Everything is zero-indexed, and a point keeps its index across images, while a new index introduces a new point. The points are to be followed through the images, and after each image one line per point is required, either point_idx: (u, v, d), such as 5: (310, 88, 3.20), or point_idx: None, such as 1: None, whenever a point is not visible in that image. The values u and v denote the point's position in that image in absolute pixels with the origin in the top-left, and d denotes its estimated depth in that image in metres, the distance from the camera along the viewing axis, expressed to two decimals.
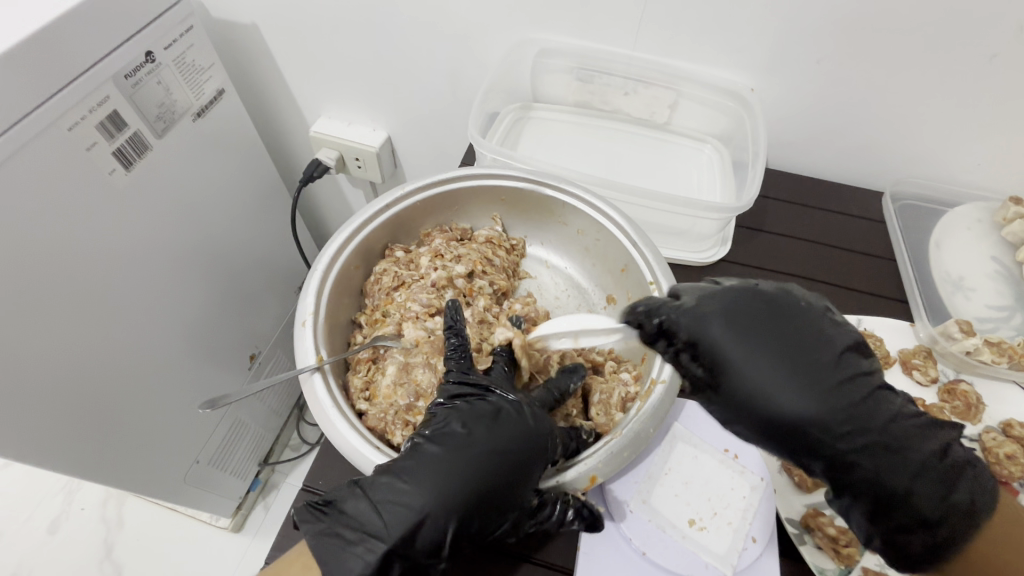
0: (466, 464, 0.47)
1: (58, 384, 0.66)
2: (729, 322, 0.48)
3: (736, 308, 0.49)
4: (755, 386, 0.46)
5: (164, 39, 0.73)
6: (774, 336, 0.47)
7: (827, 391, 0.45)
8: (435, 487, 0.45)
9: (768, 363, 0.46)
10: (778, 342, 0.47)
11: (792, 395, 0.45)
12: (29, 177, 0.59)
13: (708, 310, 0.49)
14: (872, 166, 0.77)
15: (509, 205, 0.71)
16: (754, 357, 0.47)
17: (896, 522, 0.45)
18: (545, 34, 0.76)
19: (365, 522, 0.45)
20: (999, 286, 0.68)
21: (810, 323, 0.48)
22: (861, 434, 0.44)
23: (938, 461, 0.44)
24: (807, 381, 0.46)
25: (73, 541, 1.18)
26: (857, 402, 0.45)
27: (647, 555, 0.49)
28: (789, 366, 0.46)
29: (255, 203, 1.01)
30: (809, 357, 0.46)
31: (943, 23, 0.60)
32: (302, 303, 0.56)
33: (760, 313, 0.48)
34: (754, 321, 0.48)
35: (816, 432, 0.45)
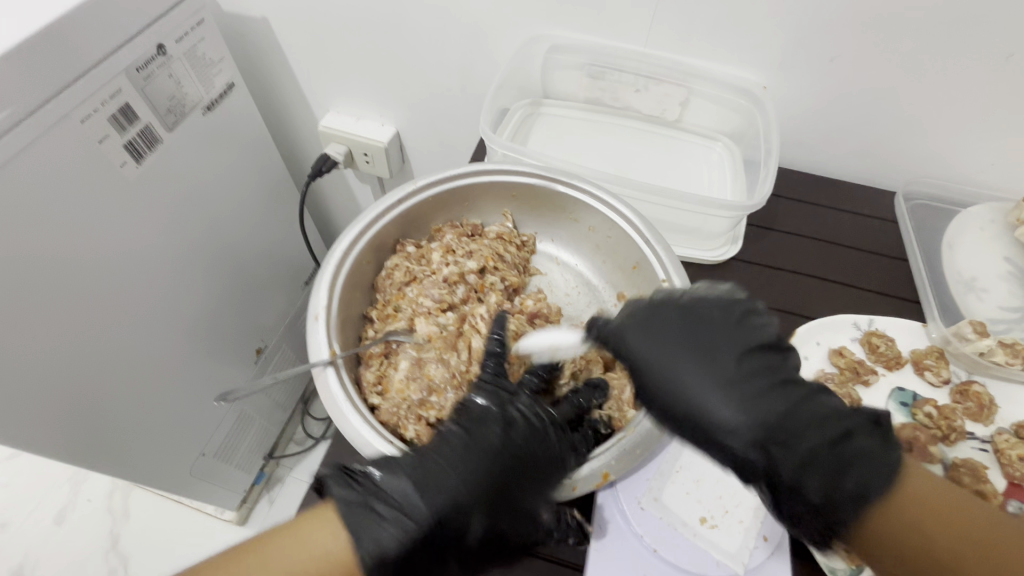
0: (502, 469, 0.48)
1: (68, 375, 0.66)
2: (642, 328, 0.50)
3: (642, 317, 0.50)
4: (658, 379, 0.48)
5: (175, 32, 0.73)
6: (674, 335, 0.49)
7: (725, 378, 0.46)
8: (473, 481, 0.46)
9: (659, 356, 0.48)
10: (682, 337, 0.48)
11: (686, 386, 0.47)
12: (41, 170, 0.60)
13: (643, 312, 0.51)
14: (884, 165, 0.77)
15: (520, 201, 0.71)
16: (649, 348, 0.49)
17: (794, 513, 0.43)
18: (557, 30, 0.76)
19: (404, 502, 0.44)
20: (1011, 287, 0.68)
21: (731, 320, 0.49)
22: (755, 434, 0.44)
23: (832, 448, 0.42)
24: (711, 373, 0.46)
25: (78, 532, 1.18)
26: (757, 394, 0.45)
27: (658, 551, 0.49)
28: (702, 364, 0.47)
29: (262, 197, 1.01)
30: (710, 349, 0.47)
31: (959, 22, 0.60)
32: (315, 297, 0.56)
33: (671, 313, 0.50)
34: (648, 318, 0.50)
35: (711, 431, 0.45)
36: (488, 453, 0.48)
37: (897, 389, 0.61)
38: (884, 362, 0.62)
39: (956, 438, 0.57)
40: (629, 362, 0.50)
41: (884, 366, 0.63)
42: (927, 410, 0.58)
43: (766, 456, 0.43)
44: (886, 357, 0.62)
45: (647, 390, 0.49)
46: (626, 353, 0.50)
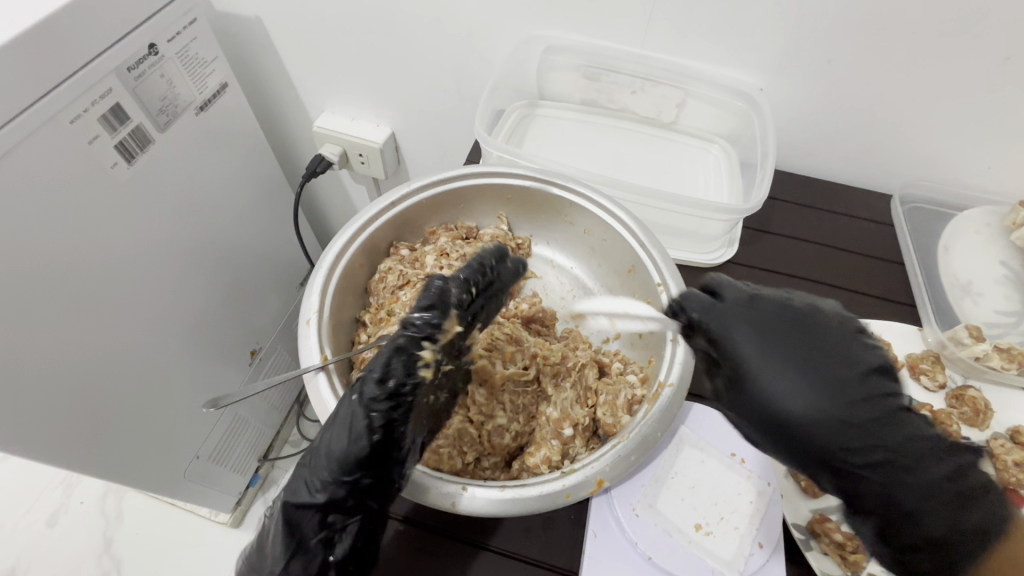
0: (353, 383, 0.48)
1: (60, 378, 0.66)
2: (749, 322, 0.49)
3: (745, 307, 0.50)
4: (755, 368, 0.48)
5: (167, 31, 0.72)
6: (778, 333, 0.49)
7: (822, 385, 0.46)
8: (348, 414, 0.46)
9: (757, 345, 0.48)
10: (790, 349, 0.48)
11: (783, 385, 0.46)
12: (31, 172, 0.59)
13: (734, 301, 0.51)
14: (880, 168, 0.77)
15: (515, 203, 0.71)
16: (748, 337, 0.49)
17: (902, 541, 0.44)
18: (552, 31, 0.76)
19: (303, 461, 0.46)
20: (1008, 291, 0.67)
21: (838, 335, 0.48)
22: (850, 438, 0.45)
23: (952, 488, 0.43)
24: (805, 370, 0.47)
25: (71, 536, 1.18)
26: (845, 397, 0.46)
27: (653, 559, 0.49)
28: (806, 367, 0.47)
29: (257, 199, 1.00)
30: (793, 336, 0.48)
31: (955, 26, 0.60)
32: (307, 301, 0.55)
33: (775, 316, 0.49)
34: (745, 305, 0.50)
35: (813, 432, 0.45)
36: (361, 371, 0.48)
37: None
38: None
39: (950, 442, 0.58)
40: (741, 377, 0.48)
41: None
42: (922, 415, 0.59)
43: (883, 483, 0.44)
44: None
45: (745, 383, 0.48)
46: (722, 346, 0.50)
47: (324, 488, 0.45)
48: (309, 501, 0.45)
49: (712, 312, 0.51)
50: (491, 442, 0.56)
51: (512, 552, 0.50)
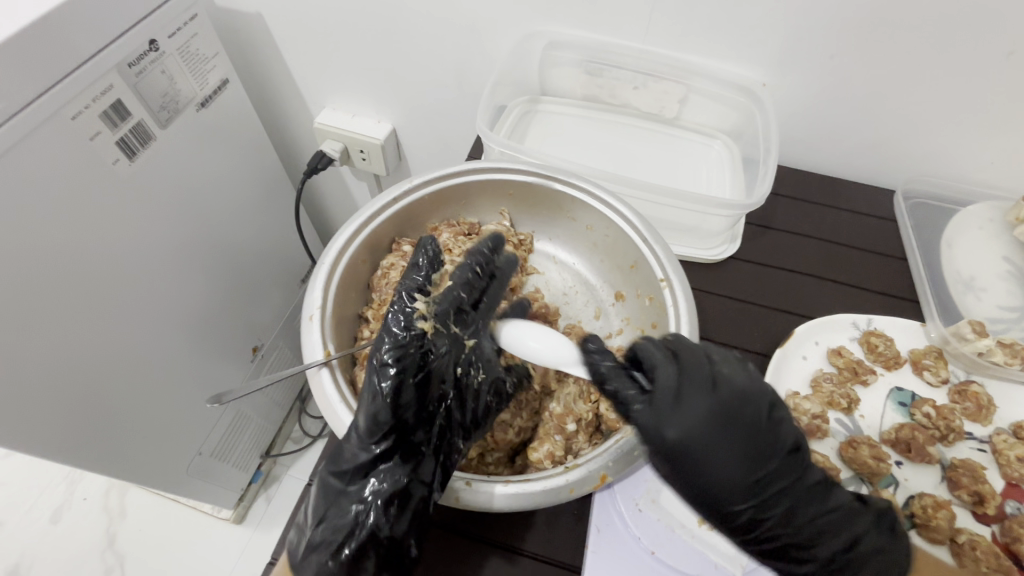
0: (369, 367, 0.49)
1: (63, 374, 0.66)
2: (705, 416, 0.41)
3: (687, 395, 0.42)
4: (688, 454, 0.41)
5: (167, 27, 0.72)
6: (727, 436, 0.42)
7: (752, 470, 0.42)
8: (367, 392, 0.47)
9: (685, 438, 0.41)
10: (734, 439, 0.42)
11: (721, 476, 0.42)
12: (32, 169, 0.59)
13: (691, 378, 0.43)
14: (882, 163, 0.77)
15: (517, 199, 0.71)
16: (685, 429, 0.41)
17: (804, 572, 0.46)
18: (554, 26, 0.75)
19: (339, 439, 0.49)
20: (1011, 286, 0.67)
21: (758, 420, 0.43)
22: (759, 501, 0.43)
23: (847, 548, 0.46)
24: (739, 456, 0.42)
25: (74, 532, 1.18)
26: (761, 471, 0.43)
27: (656, 554, 0.49)
28: (743, 450, 0.42)
29: (259, 196, 1.00)
30: (733, 422, 0.42)
31: (959, 20, 0.59)
32: (310, 297, 0.55)
33: (729, 401, 0.42)
34: (699, 391, 0.42)
35: (729, 499, 0.43)
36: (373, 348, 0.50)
37: (896, 389, 0.61)
38: (882, 361, 0.62)
39: (954, 438, 0.57)
40: (685, 465, 0.42)
41: (883, 366, 0.62)
42: (926, 410, 0.58)
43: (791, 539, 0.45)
44: (885, 356, 0.62)
45: (681, 468, 0.42)
46: (657, 434, 0.42)
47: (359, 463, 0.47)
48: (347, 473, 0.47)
49: (652, 395, 0.43)
50: (495, 437, 0.56)
51: (517, 547, 0.50)
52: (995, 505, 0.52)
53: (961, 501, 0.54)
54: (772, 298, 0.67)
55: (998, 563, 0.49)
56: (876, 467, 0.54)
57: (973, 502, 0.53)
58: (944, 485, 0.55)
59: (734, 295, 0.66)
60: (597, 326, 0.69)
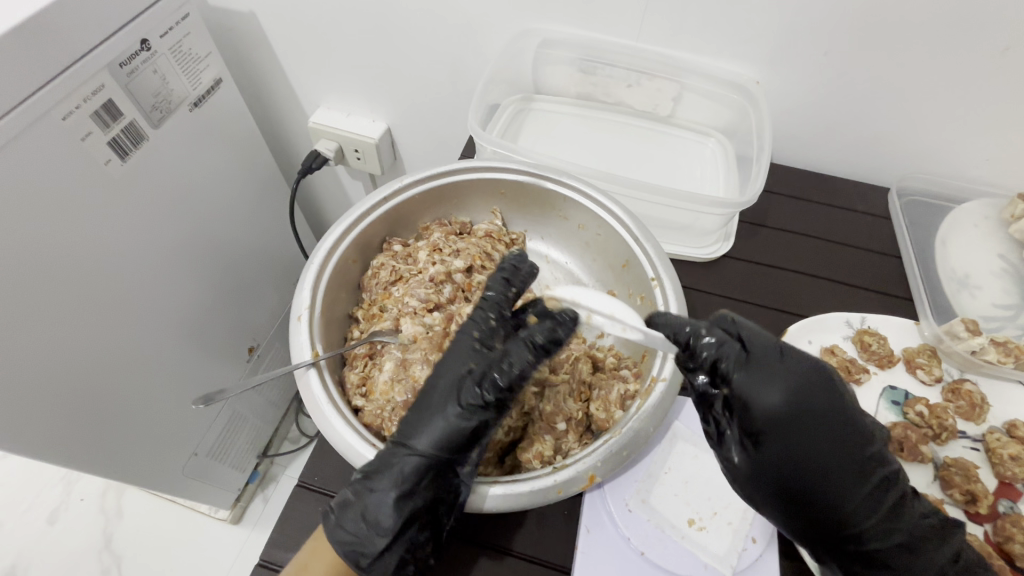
0: (440, 378, 0.51)
1: (57, 374, 0.66)
2: (767, 372, 0.47)
3: (764, 363, 0.48)
4: (775, 417, 0.47)
5: (160, 27, 0.72)
6: (795, 385, 0.47)
7: (822, 428, 0.46)
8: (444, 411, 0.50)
9: (784, 402, 0.47)
10: (802, 397, 0.47)
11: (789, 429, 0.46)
12: (24, 169, 0.59)
13: (763, 349, 0.49)
14: (876, 160, 0.76)
15: (509, 198, 0.70)
16: (765, 385, 0.47)
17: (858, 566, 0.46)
18: (547, 24, 0.75)
19: (401, 442, 0.49)
20: (1005, 284, 0.67)
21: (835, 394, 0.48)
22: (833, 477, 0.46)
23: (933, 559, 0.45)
24: (803, 417, 0.47)
25: (72, 531, 1.18)
26: (829, 441, 0.46)
27: (645, 555, 0.49)
28: (803, 408, 0.47)
29: (253, 195, 1.00)
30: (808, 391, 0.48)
31: (952, 17, 0.59)
32: (298, 297, 0.55)
33: (781, 359, 0.49)
34: (774, 355, 0.48)
35: (809, 470, 0.46)
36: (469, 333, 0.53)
37: (889, 387, 0.61)
38: (875, 360, 0.61)
39: (947, 437, 0.56)
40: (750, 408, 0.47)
41: (876, 365, 0.62)
42: (919, 409, 0.58)
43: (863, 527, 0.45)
44: (878, 355, 0.61)
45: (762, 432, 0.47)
46: (748, 400, 0.47)
47: (417, 467, 0.47)
48: (406, 480, 0.47)
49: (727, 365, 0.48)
50: None
51: (509, 548, 0.50)
52: (987, 505, 0.52)
53: (953, 501, 0.54)
54: (765, 297, 0.66)
55: (989, 562, 0.48)
56: None
57: (966, 502, 0.53)
58: (936, 484, 0.55)
59: (726, 294, 0.66)
60: None
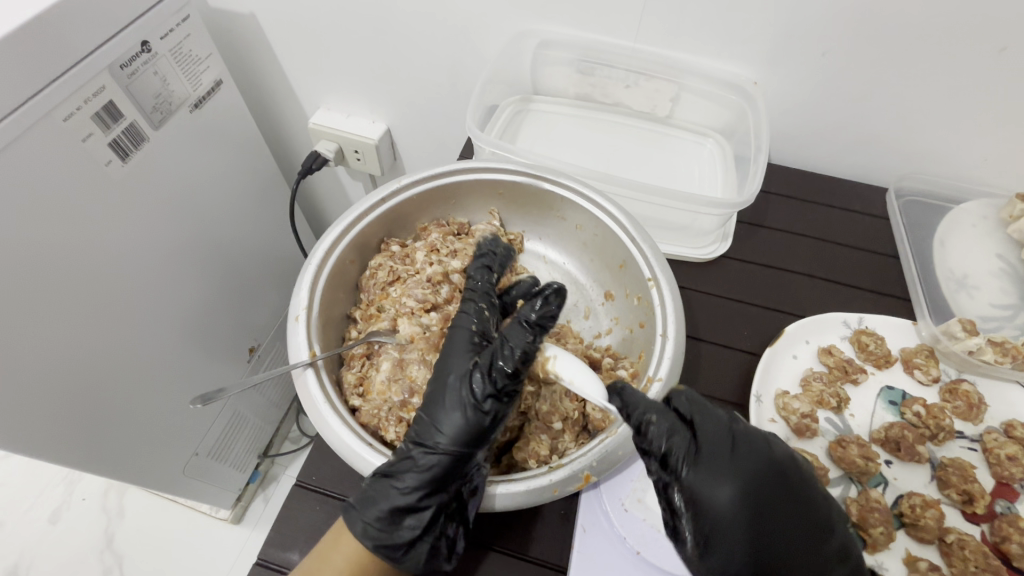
0: (439, 381, 0.51)
1: (59, 374, 0.66)
2: (723, 470, 0.44)
3: (716, 455, 0.44)
4: (727, 519, 0.43)
5: (160, 29, 0.72)
6: (751, 482, 0.44)
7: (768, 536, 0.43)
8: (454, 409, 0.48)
9: (735, 502, 0.43)
10: (755, 494, 0.44)
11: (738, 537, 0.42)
12: (25, 170, 0.59)
13: (714, 437, 0.45)
14: (875, 161, 0.76)
15: (507, 199, 0.71)
16: (716, 480, 0.43)
17: None
18: (545, 25, 0.75)
19: (416, 442, 0.48)
20: (1004, 284, 0.67)
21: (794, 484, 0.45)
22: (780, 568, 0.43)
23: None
24: (753, 520, 0.43)
25: (73, 531, 1.19)
26: (782, 549, 0.43)
27: (641, 554, 0.49)
28: (756, 509, 0.43)
29: (254, 196, 1.01)
30: (762, 481, 0.44)
31: (949, 17, 0.59)
32: (296, 297, 0.55)
33: (740, 451, 0.45)
34: (727, 447, 0.45)
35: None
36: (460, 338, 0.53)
37: (886, 388, 0.61)
38: (873, 360, 0.61)
39: (945, 437, 0.56)
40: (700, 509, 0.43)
41: (873, 365, 0.62)
42: (916, 410, 0.58)
43: None
44: (875, 355, 0.61)
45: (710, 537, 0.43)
46: (697, 498, 0.43)
47: (436, 467, 0.47)
48: (427, 480, 0.47)
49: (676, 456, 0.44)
50: None
51: (507, 547, 0.50)
52: (984, 505, 0.52)
53: (950, 501, 0.54)
54: (763, 297, 0.66)
55: (985, 562, 0.49)
56: (864, 466, 0.54)
57: (962, 502, 0.53)
58: (934, 484, 0.55)
59: (723, 294, 0.66)
60: (586, 325, 0.70)
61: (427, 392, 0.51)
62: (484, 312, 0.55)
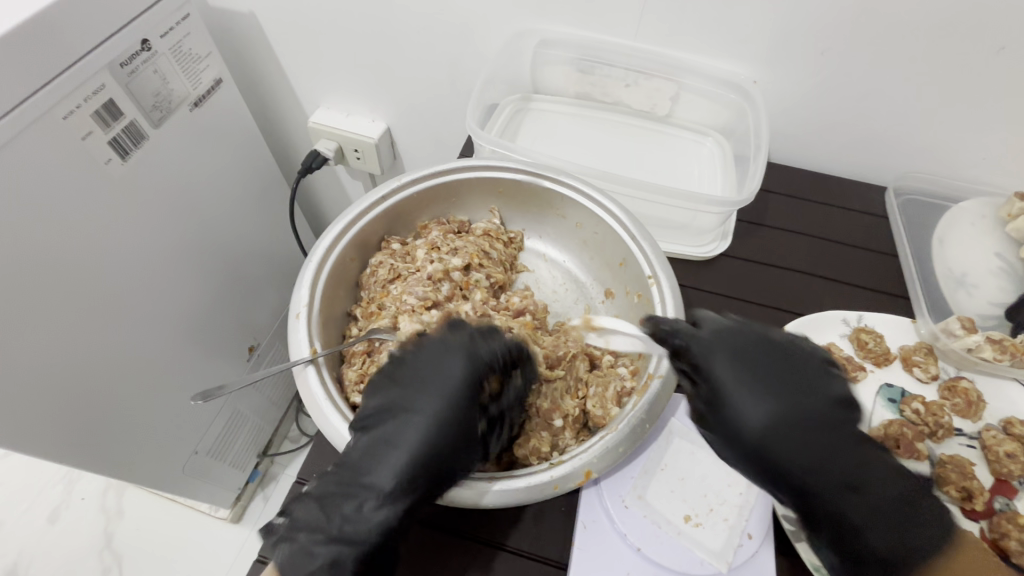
0: (402, 409, 0.49)
1: (59, 372, 0.66)
2: (731, 356, 0.48)
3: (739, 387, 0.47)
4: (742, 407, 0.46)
5: (160, 27, 0.72)
6: (760, 366, 0.48)
7: (792, 414, 0.46)
8: (404, 452, 0.47)
9: (746, 390, 0.47)
10: (769, 379, 0.47)
11: (756, 419, 0.46)
12: (25, 168, 0.59)
13: (723, 338, 0.49)
14: (874, 160, 0.77)
15: (507, 197, 0.71)
16: (750, 396, 0.46)
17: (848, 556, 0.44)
18: (546, 24, 0.75)
19: (354, 480, 0.47)
20: (1002, 282, 0.67)
21: (812, 376, 0.48)
22: (824, 474, 0.44)
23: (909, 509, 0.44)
24: (773, 404, 0.46)
25: (72, 531, 1.18)
26: (809, 434, 0.45)
27: (642, 551, 0.49)
28: (769, 393, 0.47)
29: (253, 195, 1.00)
30: (801, 398, 0.46)
31: (949, 16, 0.59)
32: (297, 295, 0.55)
33: (752, 346, 0.49)
34: (737, 346, 0.49)
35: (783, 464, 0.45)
36: (431, 384, 0.50)
37: (886, 385, 0.61)
38: (872, 358, 0.62)
39: (943, 434, 0.57)
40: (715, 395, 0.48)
41: (872, 362, 0.62)
42: (915, 407, 0.58)
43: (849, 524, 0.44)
44: (874, 353, 0.62)
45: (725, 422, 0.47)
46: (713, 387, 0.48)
47: (371, 505, 0.46)
48: (359, 520, 0.45)
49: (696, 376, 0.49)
50: None
51: (507, 544, 0.50)
52: (983, 501, 0.52)
53: (950, 498, 0.54)
54: (763, 295, 0.66)
55: None
56: None
57: (962, 499, 0.53)
58: (933, 481, 0.55)
59: (723, 292, 0.66)
60: None
61: (386, 420, 0.49)
62: (477, 358, 0.51)
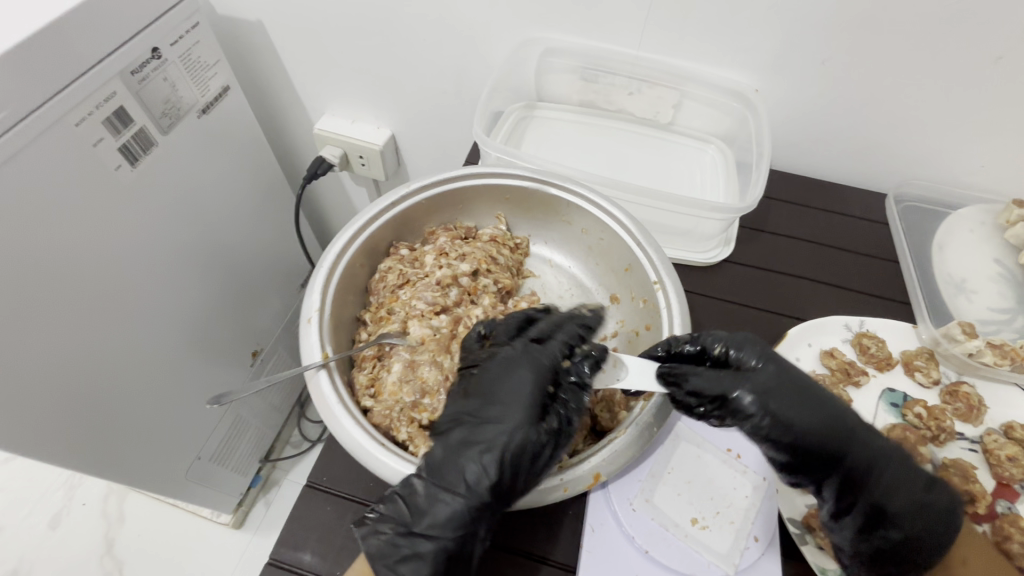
0: (488, 418, 0.48)
1: (64, 377, 0.67)
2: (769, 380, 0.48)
3: (791, 379, 0.49)
4: (795, 425, 0.47)
5: (170, 35, 0.73)
6: (790, 389, 0.48)
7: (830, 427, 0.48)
8: (479, 455, 0.46)
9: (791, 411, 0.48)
10: (802, 399, 0.48)
11: (815, 436, 0.48)
12: (37, 174, 0.60)
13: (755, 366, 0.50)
14: (874, 167, 0.78)
15: (513, 204, 0.72)
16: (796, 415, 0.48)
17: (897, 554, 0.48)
18: (550, 33, 0.77)
19: (438, 490, 0.46)
20: (1001, 288, 0.68)
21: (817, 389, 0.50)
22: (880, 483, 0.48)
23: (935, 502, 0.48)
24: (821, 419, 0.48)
25: (73, 537, 1.18)
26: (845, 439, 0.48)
27: (650, 553, 0.50)
28: (810, 413, 0.48)
29: (258, 201, 1.01)
30: (826, 409, 0.49)
31: (944, 26, 0.61)
32: (308, 300, 0.56)
33: (782, 370, 0.49)
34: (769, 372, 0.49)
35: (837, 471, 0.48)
36: (501, 388, 0.49)
37: (888, 390, 0.62)
38: (874, 363, 0.62)
39: (945, 438, 0.57)
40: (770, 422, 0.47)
41: (875, 367, 0.63)
42: (917, 411, 0.59)
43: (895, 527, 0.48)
44: (877, 358, 0.62)
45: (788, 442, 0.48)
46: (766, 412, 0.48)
47: (462, 511, 0.45)
48: (447, 521, 0.45)
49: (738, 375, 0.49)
50: None
51: (516, 547, 0.50)
52: (985, 505, 0.53)
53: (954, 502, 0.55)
54: (764, 300, 0.67)
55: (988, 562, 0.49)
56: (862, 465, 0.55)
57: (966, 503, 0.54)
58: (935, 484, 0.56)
59: (726, 298, 0.67)
60: None
61: (462, 425, 0.48)
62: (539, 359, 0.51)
